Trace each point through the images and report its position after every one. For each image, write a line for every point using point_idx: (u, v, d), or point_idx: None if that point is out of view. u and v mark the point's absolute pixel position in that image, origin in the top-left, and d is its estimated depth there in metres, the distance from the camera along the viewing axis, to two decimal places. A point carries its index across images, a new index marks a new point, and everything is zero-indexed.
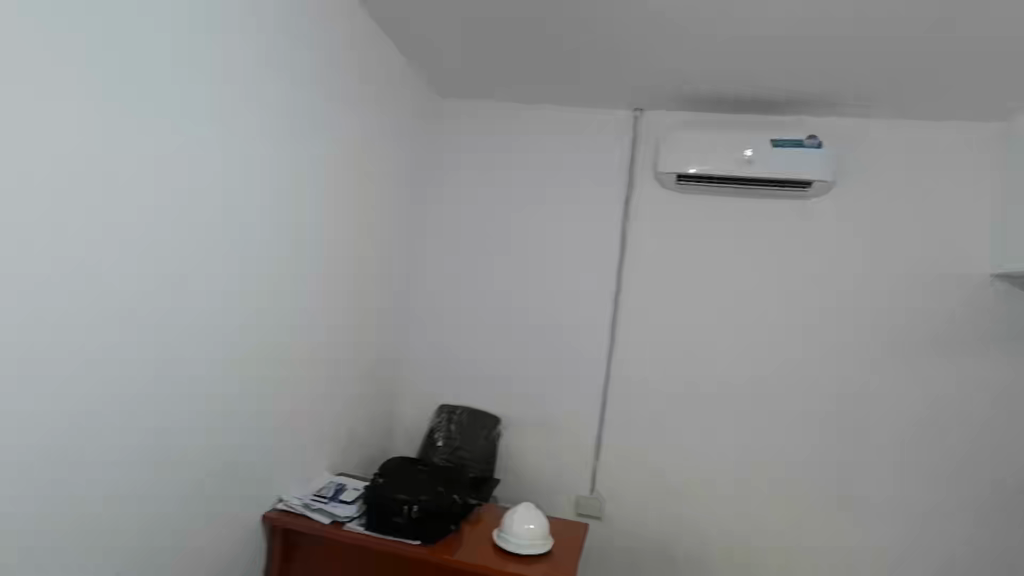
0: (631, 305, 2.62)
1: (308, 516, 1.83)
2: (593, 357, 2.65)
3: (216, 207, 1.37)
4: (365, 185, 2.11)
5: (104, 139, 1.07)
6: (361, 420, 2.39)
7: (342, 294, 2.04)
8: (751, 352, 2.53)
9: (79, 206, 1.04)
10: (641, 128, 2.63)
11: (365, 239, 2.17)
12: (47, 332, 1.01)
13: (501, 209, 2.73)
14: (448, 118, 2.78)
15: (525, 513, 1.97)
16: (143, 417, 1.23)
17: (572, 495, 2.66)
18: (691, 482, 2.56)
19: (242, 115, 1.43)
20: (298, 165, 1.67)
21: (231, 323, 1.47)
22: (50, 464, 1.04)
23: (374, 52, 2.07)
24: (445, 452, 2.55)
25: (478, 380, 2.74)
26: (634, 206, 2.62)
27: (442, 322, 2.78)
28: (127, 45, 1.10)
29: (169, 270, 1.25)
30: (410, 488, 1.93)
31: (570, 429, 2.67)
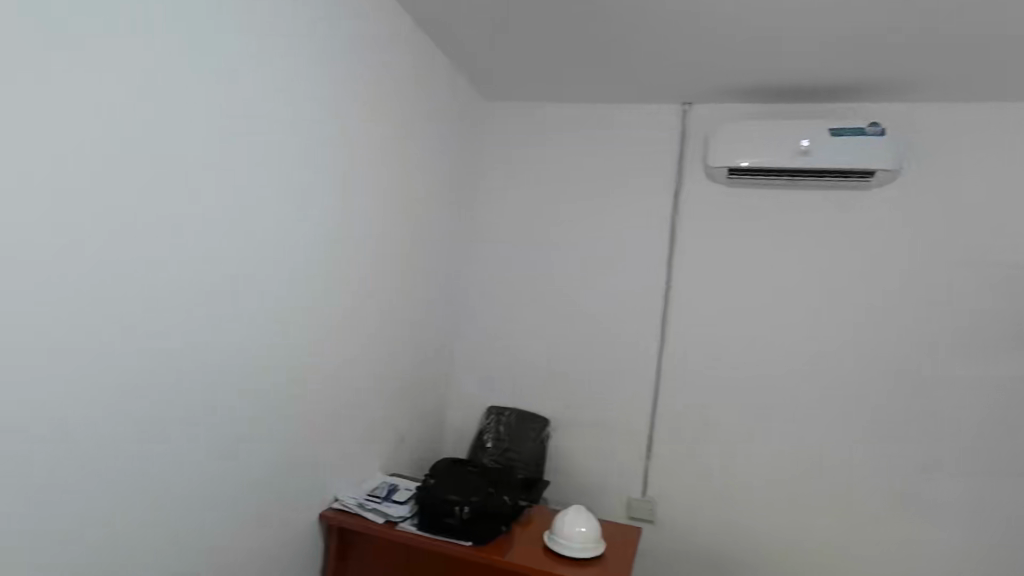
0: (681, 305, 2.53)
1: (362, 516, 1.85)
2: (642, 359, 2.57)
3: (239, 209, 1.32)
4: (407, 187, 2.09)
5: (114, 139, 1.02)
6: (411, 422, 2.39)
7: (383, 299, 2.03)
8: (813, 352, 2.40)
9: (87, 208, 0.99)
10: (690, 122, 2.54)
11: (408, 241, 2.15)
12: (51, 334, 0.96)
13: (546, 209, 2.69)
14: (491, 120, 2.76)
15: (576, 515, 1.92)
16: (160, 428, 1.19)
17: (623, 498, 2.59)
18: (751, 486, 2.45)
19: (268, 114, 1.37)
20: (331, 168, 1.63)
21: (258, 333, 1.43)
22: (59, 472, 1.00)
23: (415, 55, 2.05)
24: (495, 453, 2.56)
25: (526, 383, 2.71)
26: (682, 201, 2.53)
27: (489, 324, 2.76)
28: (136, 40, 1.04)
29: (188, 276, 1.20)
30: (462, 489, 1.91)
31: (618, 431, 2.60)
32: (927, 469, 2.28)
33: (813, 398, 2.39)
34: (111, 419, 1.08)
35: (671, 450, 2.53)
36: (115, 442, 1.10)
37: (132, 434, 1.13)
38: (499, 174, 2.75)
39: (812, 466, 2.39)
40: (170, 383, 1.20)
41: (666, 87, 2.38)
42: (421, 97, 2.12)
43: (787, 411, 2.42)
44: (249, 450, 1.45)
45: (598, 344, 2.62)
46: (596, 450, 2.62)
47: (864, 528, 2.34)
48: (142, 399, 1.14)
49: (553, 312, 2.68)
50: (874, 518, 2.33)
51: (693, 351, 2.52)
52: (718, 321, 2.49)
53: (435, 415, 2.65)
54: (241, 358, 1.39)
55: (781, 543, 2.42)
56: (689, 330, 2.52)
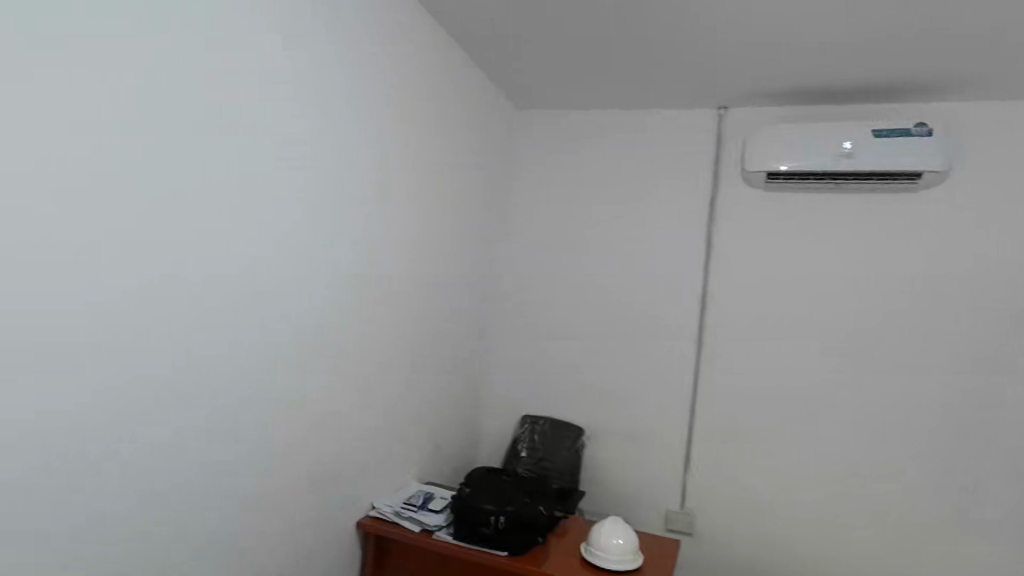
0: (718, 312, 2.47)
1: (399, 524, 1.85)
2: (679, 369, 2.51)
3: (251, 218, 1.21)
4: (440, 198, 2.08)
5: (102, 145, 0.90)
6: (446, 431, 2.39)
7: (418, 309, 2.01)
8: (858, 362, 2.30)
9: (69, 222, 0.87)
10: (726, 127, 2.48)
11: (441, 252, 2.14)
12: (61, 362, 0.88)
13: (580, 217, 2.67)
14: (525, 129, 2.75)
15: (612, 527, 1.89)
16: (181, 456, 1.10)
17: (661, 509, 2.52)
18: (796, 499, 2.36)
19: (284, 118, 1.27)
20: (359, 177, 1.56)
21: (295, 351, 1.38)
22: (79, 511, 0.92)
23: (446, 64, 2.03)
24: (529, 462, 2.55)
25: (560, 393, 2.68)
26: (718, 207, 2.48)
27: (524, 333, 2.74)
28: (137, 40, 0.94)
29: (197, 290, 1.09)
30: (497, 498, 1.89)
31: (655, 442, 2.54)
32: (984, 484, 2.16)
33: (860, 410, 2.30)
34: (114, 445, 0.97)
35: (710, 462, 2.47)
36: (123, 468, 0.99)
37: (133, 461, 1.01)
38: (533, 183, 2.74)
39: (860, 478, 2.29)
40: (179, 405, 1.08)
41: (700, 91, 2.34)
42: (453, 107, 2.10)
43: (832, 423, 2.33)
44: (289, 470, 1.39)
45: (634, 354, 2.57)
46: (633, 461, 2.57)
47: (913, 542, 2.23)
48: (153, 422, 1.04)
49: (588, 320, 2.65)
50: (921, 532, 2.22)
51: (732, 361, 2.45)
52: (757, 329, 2.42)
53: (470, 424, 2.64)
54: (265, 375, 1.29)
55: (828, 558, 2.33)
56: (727, 339, 2.45)
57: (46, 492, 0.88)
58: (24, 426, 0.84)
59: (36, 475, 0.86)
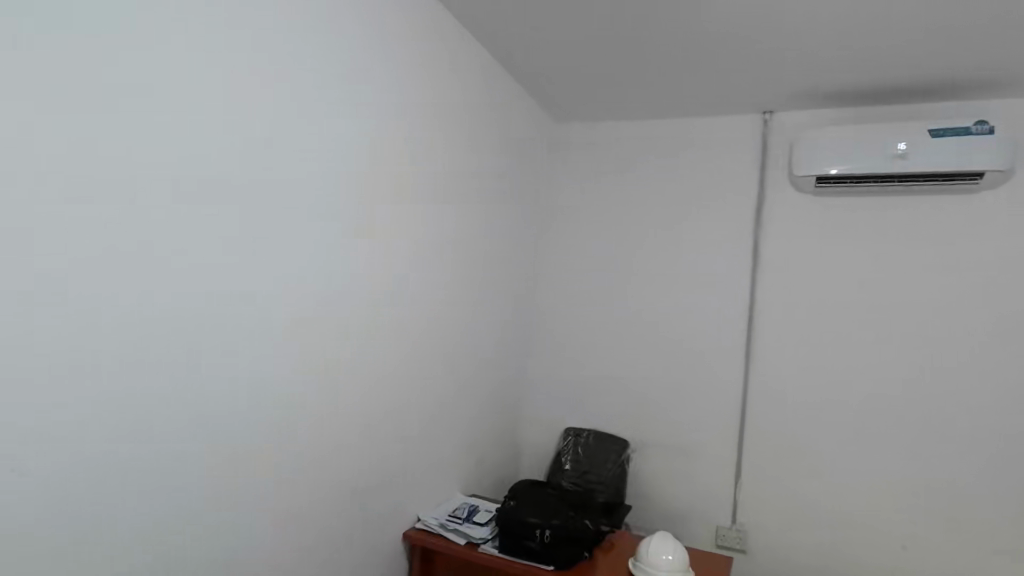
0: (768, 321, 2.39)
1: (443, 536, 1.84)
2: (727, 380, 2.44)
3: (254, 222, 1.16)
4: (471, 208, 2.08)
5: (92, 145, 0.87)
6: (488, 443, 2.38)
7: (451, 318, 2.01)
8: (922, 373, 2.18)
9: (59, 223, 0.84)
10: (772, 131, 2.42)
11: (473, 263, 2.13)
12: (77, 362, 0.87)
13: (621, 226, 2.64)
14: (564, 140, 2.76)
15: (662, 542, 1.83)
16: (191, 467, 1.06)
17: (711, 524, 2.44)
18: (850, 514, 2.26)
19: (291, 122, 1.23)
20: (380, 181, 1.55)
21: (327, 358, 1.40)
22: (86, 528, 0.90)
23: (476, 76, 2.04)
24: (573, 475, 2.50)
25: (605, 405, 2.64)
26: (766, 214, 2.41)
27: (566, 344, 2.72)
28: (139, 40, 0.92)
29: (198, 296, 1.05)
30: (542, 511, 1.88)
31: (704, 455, 2.46)
32: None
33: (924, 421, 2.17)
34: (113, 444, 0.93)
35: (761, 477, 2.38)
36: (123, 474, 0.95)
37: (140, 472, 0.97)
38: (572, 192, 2.73)
39: (925, 494, 2.17)
40: (182, 411, 1.04)
41: (743, 96, 2.29)
42: (483, 116, 2.11)
43: (893, 436, 2.21)
44: (313, 476, 1.38)
45: (680, 365, 2.51)
46: (681, 474, 2.50)
47: (985, 563, 2.10)
48: (155, 428, 0.99)
49: (631, 330, 2.61)
50: (995, 553, 2.09)
51: (783, 371, 2.36)
52: (809, 338, 2.33)
53: (513, 436, 2.63)
54: (279, 382, 1.26)
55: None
56: (778, 349, 2.37)
57: (36, 505, 0.84)
58: (14, 436, 0.81)
59: (42, 489, 0.84)
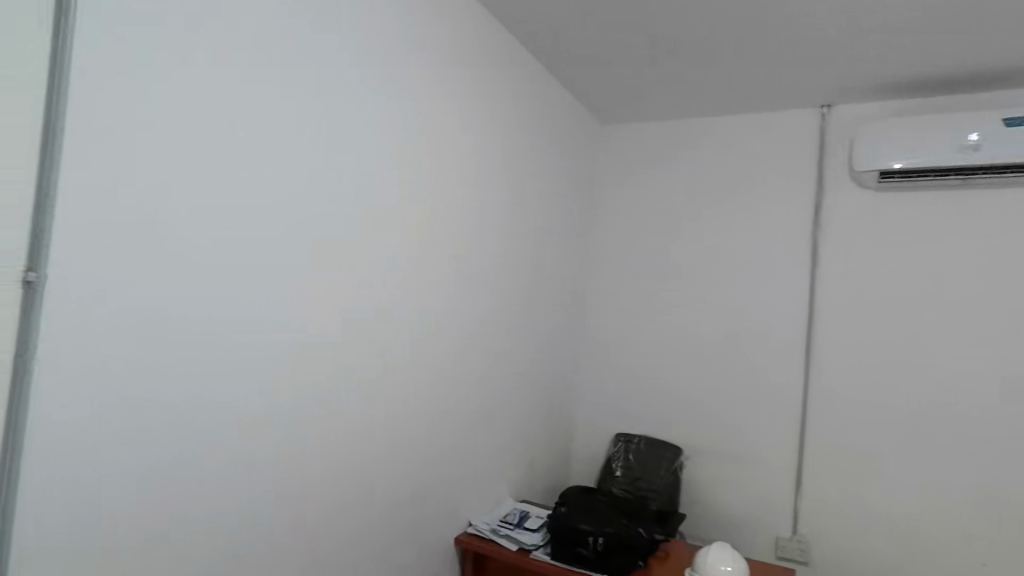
0: (829, 323, 2.27)
1: (494, 541, 1.82)
2: (786, 385, 2.33)
3: (277, 221, 1.14)
4: (514, 206, 2.04)
5: (118, 148, 0.87)
6: (538, 449, 2.36)
7: (494, 320, 1.97)
8: (1003, 378, 2.02)
9: (85, 227, 0.84)
10: (830, 125, 2.31)
11: (519, 265, 2.10)
12: (103, 357, 0.88)
13: (672, 226, 2.57)
14: (611, 142, 2.71)
15: (720, 553, 1.76)
16: (218, 465, 1.06)
17: (772, 534, 2.32)
18: (925, 527, 2.10)
19: (321, 123, 1.23)
20: (419, 184, 1.54)
21: (366, 362, 1.40)
22: (108, 529, 0.90)
23: (519, 77, 2.01)
24: (624, 482, 2.42)
25: (656, 411, 2.56)
26: (825, 211, 2.29)
27: (616, 348, 2.65)
28: (163, 41, 0.92)
29: (218, 296, 1.04)
30: (594, 519, 1.87)
31: (763, 463, 2.35)
32: None
33: (1006, 430, 2.01)
34: (142, 445, 0.94)
35: (826, 485, 2.25)
36: (149, 472, 0.95)
37: (163, 471, 0.97)
38: (621, 194, 2.68)
39: (1011, 508, 1.99)
40: (190, 411, 1.00)
41: (798, 90, 2.19)
42: (528, 117, 2.09)
43: (971, 446, 2.05)
44: (347, 475, 1.36)
45: (736, 370, 2.42)
46: (738, 482, 2.39)
47: None
48: (182, 428, 0.99)
49: (684, 333, 2.52)
50: None
51: (848, 376, 2.23)
52: (876, 341, 2.19)
53: (563, 442, 2.59)
54: (318, 385, 1.26)
55: None
56: (841, 353, 2.24)
57: (70, 506, 0.85)
58: (47, 437, 0.82)
59: (65, 485, 0.84)
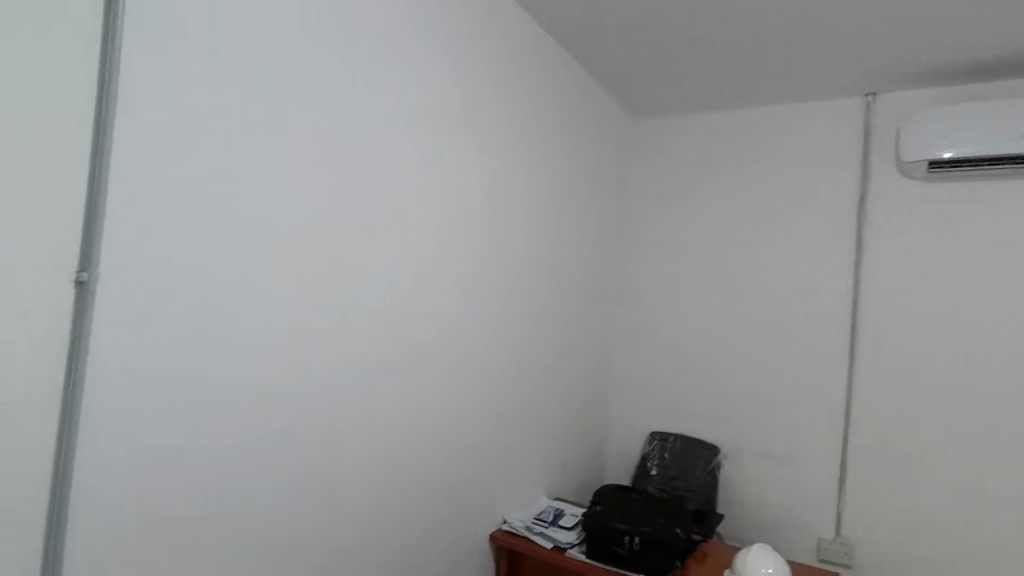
0: (875, 320, 2.18)
1: (530, 538, 1.82)
2: (829, 384, 2.25)
3: (306, 214, 1.16)
4: (538, 210, 1.99)
5: (157, 152, 0.91)
6: (572, 446, 2.34)
7: (526, 316, 1.96)
8: None
9: (128, 227, 0.89)
10: (875, 114, 2.22)
11: (540, 267, 2.03)
12: (146, 349, 0.92)
13: (708, 221, 2.51)
14: (645, 136, 2.67)
15: (760, 554, 1.71)
16: (252, 456, 1.09)
17: (814, 536, 2.25)
18: (979, 532, 2.00)
19: (349, 121, 1.25)
20: (446, 180, 1.55)
21: (393, 356, 1.41)
22: (158, 514, 0.95)
23: (547, 70, 2.00)
24: (659, 481, 2.38)
25: (691, 408, 2.51)
26: (871, 203, 2.21)
27: (651, 345, 2.61)
28: (199, 47, 0.96)
29: (252, 291, 1.07)
30: (629, 518, 1.85)
31: (805, 463, 2.28)
32: None
33: None
34: (184, 440, 0.98)
35: (871, 485, 2.17)
36: (191, 461, 0.99)
37: (204, 461, 1.01)
38: (654, 188, 2.64)
39: None
40: (224, 403, 1.03)
41: (841, 78, 2.12)
42: (558, 111, 2.07)
43: None
44: (376, 470, 1.37)
45: (775, 367, 2.35)
46: (779, 481, 2.33)
47: None
48: (222, 418, 1.03)
49: (722, 330, 2.46)
50: None
51: (897, 373, 2.14)
52: (925, 337, 2.10)
53: (597, 440, 2.56)
54: (347, 377, 1.28)
55: None
56: (887, 350, 2.16)
57: (114, 502, 0.89)
58: (97, 427, 0.86)
59: (115, 474, 0.89)
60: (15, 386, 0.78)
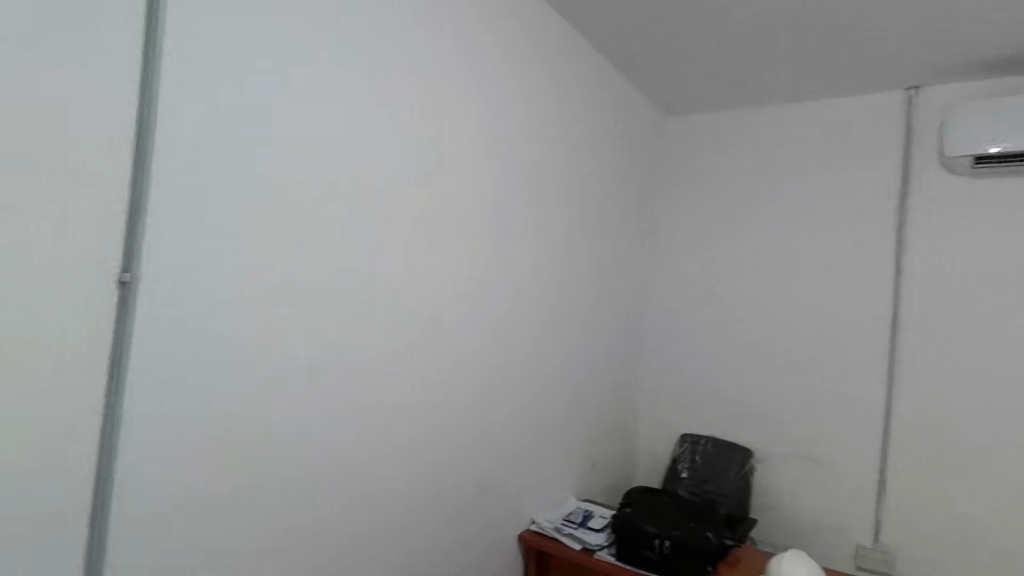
0: (916, 321, 2.10)
1: (558, 539, 1.80)
2: (868, 387, 2.18)
3: (341, 212, 1.17)
4: (560, 207, 1.91)
5: (197, 151, 0.93)
6: (600, 447, 2.31)
7: (555, 314, 1.93)
8: None
9: (168, 225, 0.90)
10: (918, 108, 2.15)
11: (570, 265, 2.01)
12: (185, 345, 0.93)
13: (740, 219, 2.46)
14: (675, 134, 2.63)
15: (796, 561, 1.67)
16: (286, 453, 1.10)
17: (852, 543, 2.18)
18: None
19: (382, 118, 1.25)
20: (477, 177, 1.54)
21: (424, 353, 1.40)
22: (194, 508, 0.96)
23: (578, 66, 1.97)
24: (690, 484, 2.33)
25: (724, 411, 2.46)
26: (912, 200, 2.14)
27: (682, 346, 2.56)
28: (236, 46, 0.98)
29: (287, 288, 1.08)
30: (660, 522, 1.82)
31: (842, 468, 2.22)
32: None
33: None
34: (220, 438, 0.99)
35: (913, 492, 2.09)
36: (228, 455, 1.00)
37: (240, 456, 1.02)
38: (685, 186, 2.59)
39: None
40: (260, 398, 1.05)
41: (881, 71, 2.05)
42: (589, 108, 2.05)
43: None
44: (403, 466, 1.36)
45: (810, 369, 2.29)
46: (815, 486, 2.26)
47: None
48: (258, 414, 1.05)
49: (755, 330, 2.41)
50: None
51: (940, 377, 2.06)
52: (970, 340, 2.02)
53: (626, 441, 2.53)
54: (378, 374, 1.28)
55: None
56: (930, 353, 2.08)
57: (152, 500, 0.91)
58: (140, 420, 0.88)
59: (156, 466, 0.91)
60: (61, 377, 0.80)
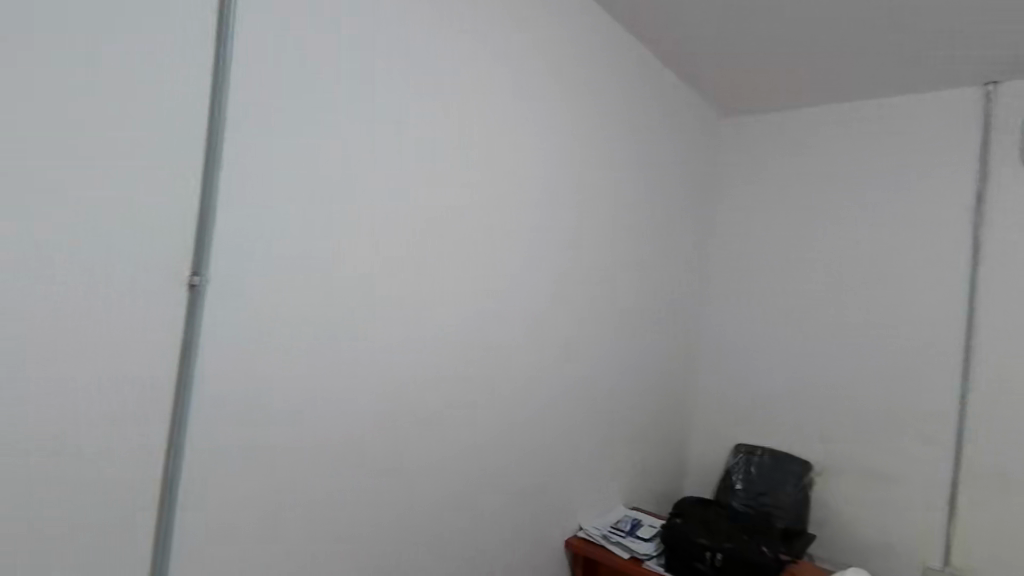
0: (994, 331, 1.97)
1: (606, 547, 1.77)
2: (939, 400, 2.05)
3: (394, 209, 1.20)
4: (610, 206, 1.89)
5: (260, 153, 0.98)
6: (651, 454, 2.27)
7: (605, 316, 1.91)
8: None
9: (235, 226, 0.95)
10: (998, 104, 2.00)
11: (622, 265, 1.98)
12: (249, 339, 0.98)
13: (800, 222, 2.38)
14: (732, 135, 2.58)
15: None
16: (339, 449, 1.12)
17: (920, 565, 2.06)
18: None
19: (431, 116, 1.27)
20: (526, 175, 1.54)
21: (474, 351, 1.41)
22: (251, 500, 0.99)
23: (627, 65, 1.95)
24: (745, 496, 2.24)
25: (781, 420, 2.38)
26: (990, 202, 2.00)
27: (738, 352, 2.50)
28: (293, 50, 1.01)
29: (344, 283, 1.11)
30: (712, 533, 1.77)
31: (909, 485, 2.10)
32: None
33: None
34: (275, 435, 1.02)
35: (990, 514, 1.95)
36: (284, 449, 1.04)
37: (295, 451, 1.05)
38: (742, 189, 2.54)
39: None
40: (317, 392, 1.08)
41: (954, 67, 1.94)
42: (639, 107, 2.02)
43: None
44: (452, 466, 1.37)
45: (875, 379, 2.18)
46: (880, 503, 2.15)
47: None
48: (314, 409, 1.08)
49: (816, 337, 2.32)
50: None
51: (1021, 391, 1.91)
52: None
53: (679, 449, 2.48)
54: (429, 371, 1.29)
55: None
56: (1010, 365, 1.93)
57: (214, 493, 0.95)
58: (205, 412, 0.93)
59: (217, 457, 0.95)
60: (133, 372, 0.85)
